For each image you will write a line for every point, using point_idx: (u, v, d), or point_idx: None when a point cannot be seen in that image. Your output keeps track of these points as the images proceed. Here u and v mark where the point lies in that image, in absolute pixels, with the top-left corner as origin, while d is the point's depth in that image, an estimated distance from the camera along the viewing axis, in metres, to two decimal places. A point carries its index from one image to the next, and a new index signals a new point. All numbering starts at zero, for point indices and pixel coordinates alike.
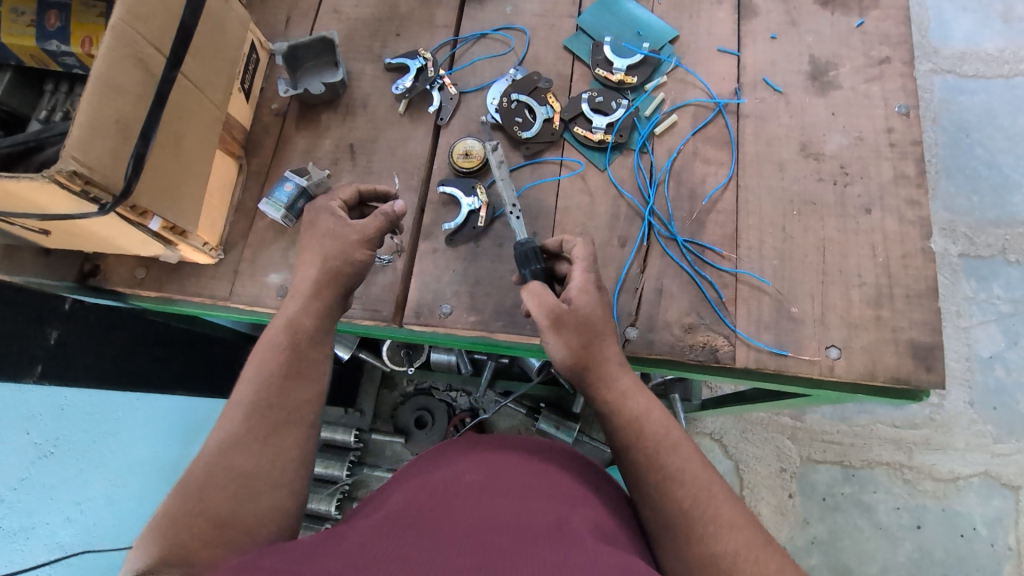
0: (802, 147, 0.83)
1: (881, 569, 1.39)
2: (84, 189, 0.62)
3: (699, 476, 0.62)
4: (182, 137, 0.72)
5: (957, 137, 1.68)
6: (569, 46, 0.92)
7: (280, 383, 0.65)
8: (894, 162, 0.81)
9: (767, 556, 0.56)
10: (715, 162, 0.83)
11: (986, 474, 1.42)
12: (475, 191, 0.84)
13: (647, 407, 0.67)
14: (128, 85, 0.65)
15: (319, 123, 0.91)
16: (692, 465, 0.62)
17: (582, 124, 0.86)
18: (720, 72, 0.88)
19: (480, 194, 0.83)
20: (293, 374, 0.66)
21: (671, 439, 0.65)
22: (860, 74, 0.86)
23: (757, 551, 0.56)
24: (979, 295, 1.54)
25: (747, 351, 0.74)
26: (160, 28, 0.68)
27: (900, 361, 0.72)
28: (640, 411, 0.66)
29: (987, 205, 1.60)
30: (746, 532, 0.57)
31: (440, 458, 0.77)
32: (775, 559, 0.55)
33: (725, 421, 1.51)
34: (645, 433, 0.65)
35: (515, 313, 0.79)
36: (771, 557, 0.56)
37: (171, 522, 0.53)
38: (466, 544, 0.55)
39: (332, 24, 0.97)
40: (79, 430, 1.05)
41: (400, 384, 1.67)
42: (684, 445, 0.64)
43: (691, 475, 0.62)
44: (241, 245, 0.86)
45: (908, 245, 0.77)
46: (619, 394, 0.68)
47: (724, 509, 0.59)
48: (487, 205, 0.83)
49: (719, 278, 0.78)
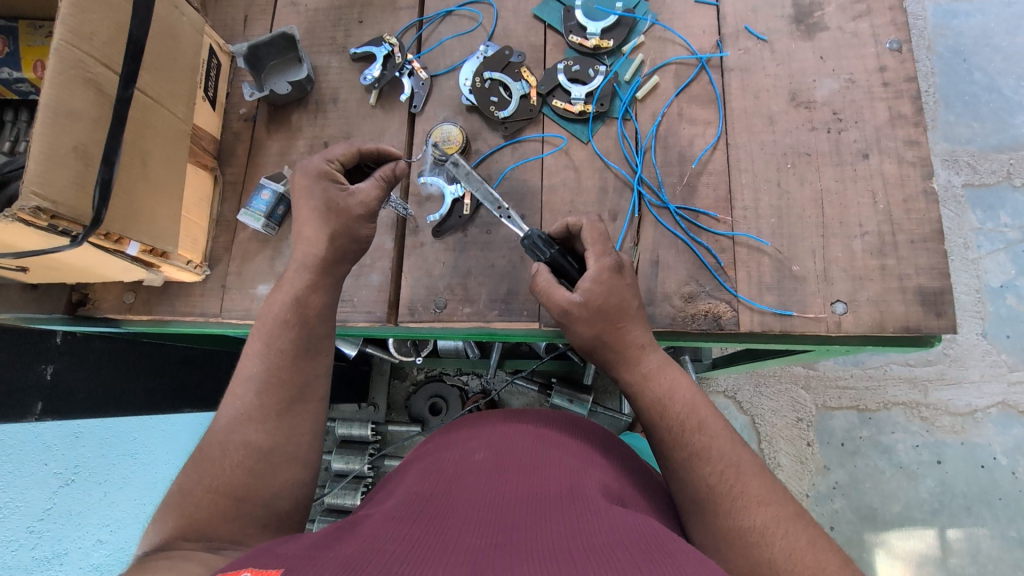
0: (792, 96, 0.79)
1: (904, 506, 1.40)
2: (51, 224, 0.60)
3: (726, 452, 0.60)
4: (148, 156, 0.70)
5: (954, 63, 1.61)
6: (539, 15, 0.87)
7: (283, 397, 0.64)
8: (889, 101, 0.77)
9: (800, 528, 0.54)
10: (702, 122, 0.80)
11: (1003, 404, 1.42)
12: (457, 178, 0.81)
13: (667, 391, 0.66)
14: (82, 109, 0.62)
15: (289, 123, 0.88)
16: (718, 441, 0.61)
17: (560, 96, 0.83)
18: (700, 25, 0.84)
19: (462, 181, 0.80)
20: (300, 398, 0.65)
21: (696, 419, 0.64)
22: (847, 12, 0.82)
23: (788, 524, 0.54)
24: (987, 225, 1.51)
25: (751, 315, 0.73)
26: (107, 43, 0.65)
27: (909, 309, 0.70)
28: (663, 391, 0.66)
29: (988, 131, 1.55)
30: (776, 506, 0.56)
31: (447, 440, 0.79)
32: (806, 531, 0.54)
33: (738, 377, 1.51)
34: (665, 417, 0.64)
35: (511, 300, 0.77)
36: (803, 528, 0.54)
37: (188, 529, 0.53)
38: (483, 519, 0.57)
39: (292, 18, 0.93)
40: (96, 455, 1.07)
41: (411, 374, 1.67)
42: (710, 422, 0.63)
43: (718, 452, 0.61)
44: (226, 258, 0.84)
45: (909, 188, 0.74)
46: (641, 376, 0.67)
47: (753, 484, 0.58)
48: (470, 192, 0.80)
49: (716, 243, 0.75)
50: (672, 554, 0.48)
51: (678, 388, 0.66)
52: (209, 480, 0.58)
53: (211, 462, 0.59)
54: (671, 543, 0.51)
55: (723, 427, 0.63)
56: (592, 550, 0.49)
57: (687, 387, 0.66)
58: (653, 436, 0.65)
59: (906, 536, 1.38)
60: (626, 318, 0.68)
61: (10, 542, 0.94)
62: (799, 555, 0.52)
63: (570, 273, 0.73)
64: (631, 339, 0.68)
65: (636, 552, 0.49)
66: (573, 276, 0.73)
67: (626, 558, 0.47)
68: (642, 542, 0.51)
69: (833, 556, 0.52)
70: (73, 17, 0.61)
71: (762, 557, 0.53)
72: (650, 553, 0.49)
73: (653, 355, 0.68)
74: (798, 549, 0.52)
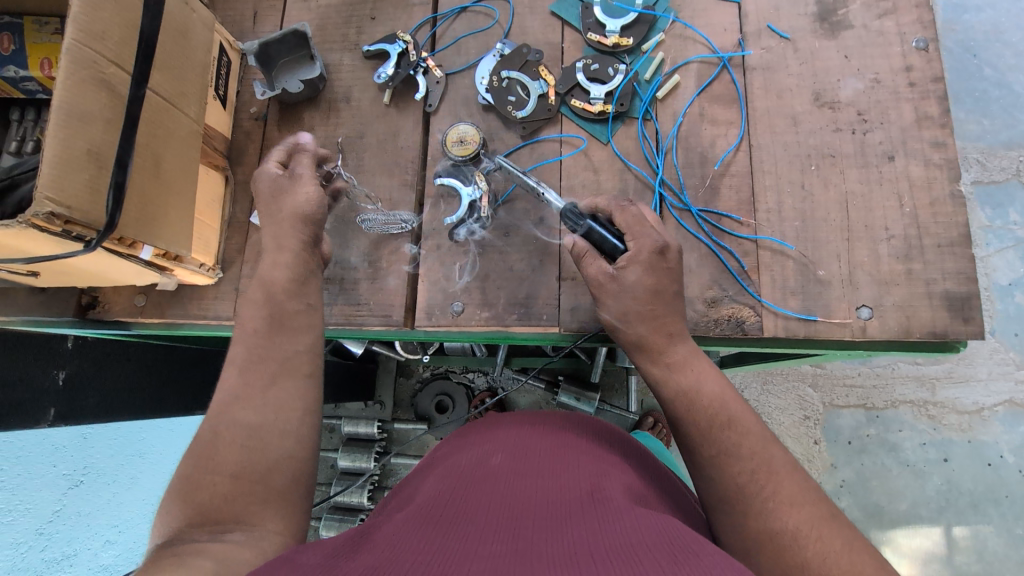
0: (815, 96, 0.78)
1: (911, 504, 1.40)
2: (65, 230, 0.59)
3: (756, 450, 0.59)
4: (162, 157, 0.68)
5: (964, 59, 1.60)
6: (556, 12, 0.85)
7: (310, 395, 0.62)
8: (915, 102, 0.76)
9: (835, 532, 0.53)
10: (724, 122, 0.79)
11: (1011, 402, 1.41)
12: (474, 180, 0.79)
13: (694, 383, 0.64)
14: (94, 111, 0.60)
15: (302, 122, 0.86)
16: (750, 439, 0.60)
17: (579, 96, 0.81)
18: (722, 23, 0.82)
19: (479, 183, 0.79)
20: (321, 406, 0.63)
21: (725, 415, 0.62)
22: (871, 9, 0.80)
23: (822, 527, 0.53)
24: (996, 222, 1.50)
25: (775, 320, 0.71)
26: (119, 42, 0.63)
27: (935, 315, 0.69)
28: (689, 385, 0.64)
29: (999, 128, 1.54)
30: (809, 508, 0.55)
31: (463, 443, 0.78)
32: (841, 535, 0.53)
33: (745, 376, 1.50)
34: (693, 411, 0.63)
35: (530, 304, 0.76)
36: (836, 530, 0.53)
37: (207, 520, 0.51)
38: (504, 524, 0.56)
39: (302, 14, 0.91)
40: (104, 457, 1.05)
41: (417, 371, 1.66)
42: (742, 418, 0.62)
43: (748, 450, 0.59)
44: (238, 261, 0.83)
45: (935, 191, 0.73)
46: (665, 368, 0.66)
47: (786, 485, 0.56)
48: (487, 194, 0.78)
49: (739, 246, 0.74)
50: (697, 554, 0.47)
51: (705, 380, 0.64)
52: (231, 470, 0.55)
53: (227, 451, 0.56)
54: (697, 543, 0.50)
55: (757, 422, 0.62)
56: (616, 554, 0.48)
57: (715, 377, 0.65)
58: (680, 431, 0.64)
59: (913, 534, 1.38)
60: (661, 305, 0.66)
61: (21, 544, 0.91)
62: (835, 561, 0.51)
63: (613, 247, 0.69)
64: (664, 326, 0.66)
65: (660, 552, 0.48)
66: (617, 248, 0.68)
67: (651, 561, 0.47)
68: (666, 543, 0.50)
69: (869, 558, 0.51)
70: (85, 15, 0.60)
71: (795, 560, 0.52)
72: (675, 554, 0.48)
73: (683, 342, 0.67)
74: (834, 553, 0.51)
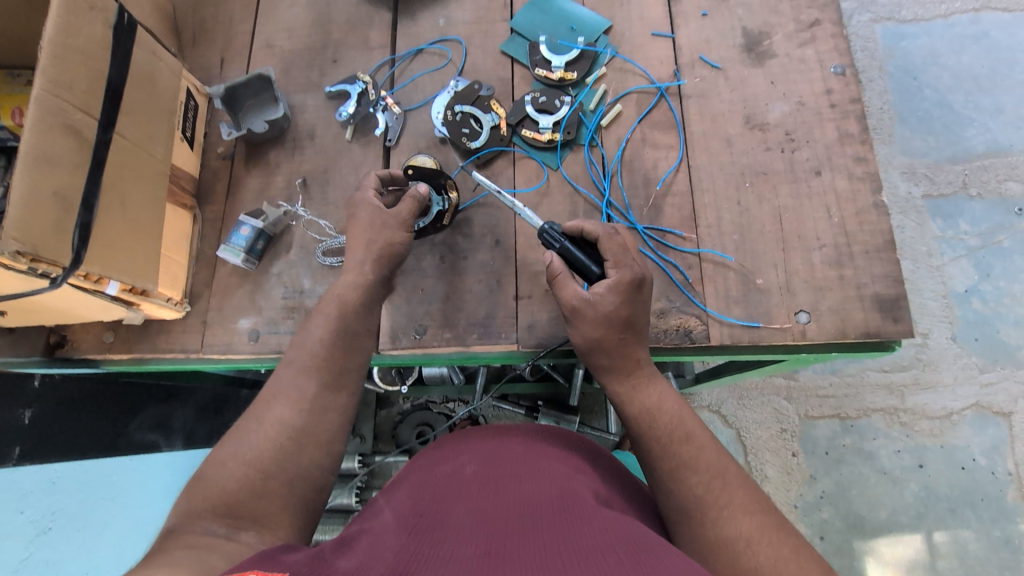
0: (746, 119, 0.84)
1: (890, 512, 1.42)
2: (31, 266, 0.61)
3: (712, 464, 0.62)
4: (128, 198, 0.72)
5: (905, 81, 1.71)
6: (505, 50, 0.92)
7: (275, 419, 0.63)
8: (837, 121, 0.82)
9: (783, 538, 0.55)
10: (664, 146, 0.84)
11: (977, 405, 1.46)
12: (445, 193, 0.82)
13: (656, 403, 0.67)
14: (61, 154, 0.64)
15: (267, 160, 0.90)
16: (705, 454, 0.63)
17: (529, 127, 0.86)
18: (658, 56, 0.89)
19: (449, 196, 0.82)
20: None
21: (676, 425, 0.65)
22: (793, 40, 0.87)
23: (771, 535, 0.55)
24: (948, 232, 1.58)
25: (720, 327, 0.75)
26: (87, 91, 0.67)
27: (868, 316, 0.73)
28: (651, 403, 0.68)
29: (942, 144, 1.64)
30: (759, 517, 0.57)
31: (438, 457, 0.79)
32: (789, 542, 0.55)
33: (721, 391, 1.53)
34: (653, 427, 0.66)
35: (489, 323, 0.79)
36: (785, 538, 0.55)
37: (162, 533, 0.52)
38: (478, 528, 0.58)
39: (267, 59, 0.96)
40: (75, 500, 0.99)
41: (397, 403, 1.66)
42: (697, 433, 0.65)
43: (705, 464, 0.62)
44: (206, 294, 0.85)
45: (860, 202, 0.78)
46: (630, 387, 0.69)
47: (738, 496, 0.59)
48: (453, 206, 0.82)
49: (683, 260, 0.78)
50: (658, 556, 0.50)
51: (666, 401, 0.68)
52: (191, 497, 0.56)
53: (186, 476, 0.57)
54: (656, 545, 0.53)
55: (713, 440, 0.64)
56: (581, 554, 0.51)
57: (675, 399, 0.68)
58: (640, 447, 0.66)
59: (895, 541, 1.40)
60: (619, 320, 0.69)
61: None
62: (783, 565, 0.52)
63: (590, 270, 0.72)
64: (635, 352, 0.69)
65: (622, 555, 0.50)
66: (592, 271, 0.72)
67: (614, 563, 0.49)
68: (628, 545, 0.52)
69: (814, 563, 0.53)
70: (54, 67, 0.64)
71: (749, 565, 0.53)
72: (636, 557, 0.50)
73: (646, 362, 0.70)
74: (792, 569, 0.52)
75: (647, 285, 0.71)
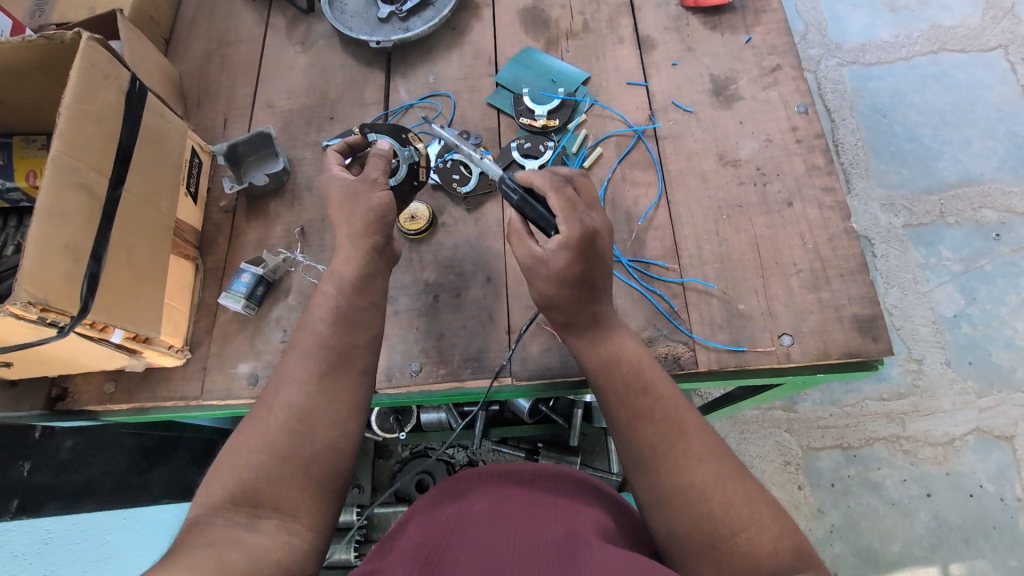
0: (719, 157, 0.89)
1: (903, 545, 1.39)
2: (40, 316, 0.63)
3: (667, 411, 0.64)
4: (134, 249, 0.75)
5: (875, 119, 1.80)
6: (491, 102, 0.98)
7: None
8: (804, 156, 0.88)
9: (735, 482, 0.58)
10: (643, 184, 0.89)
11: (979, 430, 1.46)
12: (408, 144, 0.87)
13: (616, 355, 0.69)
14: (73, 210, 0.67)
15: (267, 211, 0.94)
16: (661, 403, 0.65)
17: (517, 170, 0.92)
18: (633, 102, 0.96)
19: (414, 147, 0.87)
20: None
21: (641, 379, 0.67)
22: (758, 84, 0.94)
23: (724, 479, 0.58)
24: (931, 260, 1.62)
25: (707, 353, 0.78)
26: (99, 151, 0.72)
27: (848, 336, 0.76)
28: (609, 355, 0.69)
29: (916, 176, 1.71)
30: (712, 462, 0.60)
31: (443, 497, 0.80)
32: (741, 487, 0.58)
33: (722, 425, 1.53)
34: (610, 377, 0.68)
35: (483, 357, 0.81)
36: (738, 482, 0.58)
37: None
38: (484, 564, 0.58)
39: (268, 118, 1.02)
40: (69, 563, 0.96)
41: (395, 451, 1.65)
42: (657, 384, 0.66)
43: (661, 413, 0.64)
44: (206, 341, 0.87)
45: (832, 229, 0.82)
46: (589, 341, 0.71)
47: (693, 441, 0.62)
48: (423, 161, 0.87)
49: (668, 290, 0.82)
50: None
51: (624, 352, 0.69)
52: None
53: None
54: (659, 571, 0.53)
55: (669, 387, 0.67)
56: None
57: (633, 346, 0.70)
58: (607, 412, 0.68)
59: None
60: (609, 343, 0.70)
61: None
62: (736, 506, 0.56)
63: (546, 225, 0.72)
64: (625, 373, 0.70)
65: None
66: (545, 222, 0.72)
67: None
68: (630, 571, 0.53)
69: (764, 501, 0.56)
70: (71, 130, 0.68)
71: (702, 509, 0.57)
72: None
73: (631, 343, 0.71)
74: (761, 532, 0.54)
75: (607, 242, 0.71)
